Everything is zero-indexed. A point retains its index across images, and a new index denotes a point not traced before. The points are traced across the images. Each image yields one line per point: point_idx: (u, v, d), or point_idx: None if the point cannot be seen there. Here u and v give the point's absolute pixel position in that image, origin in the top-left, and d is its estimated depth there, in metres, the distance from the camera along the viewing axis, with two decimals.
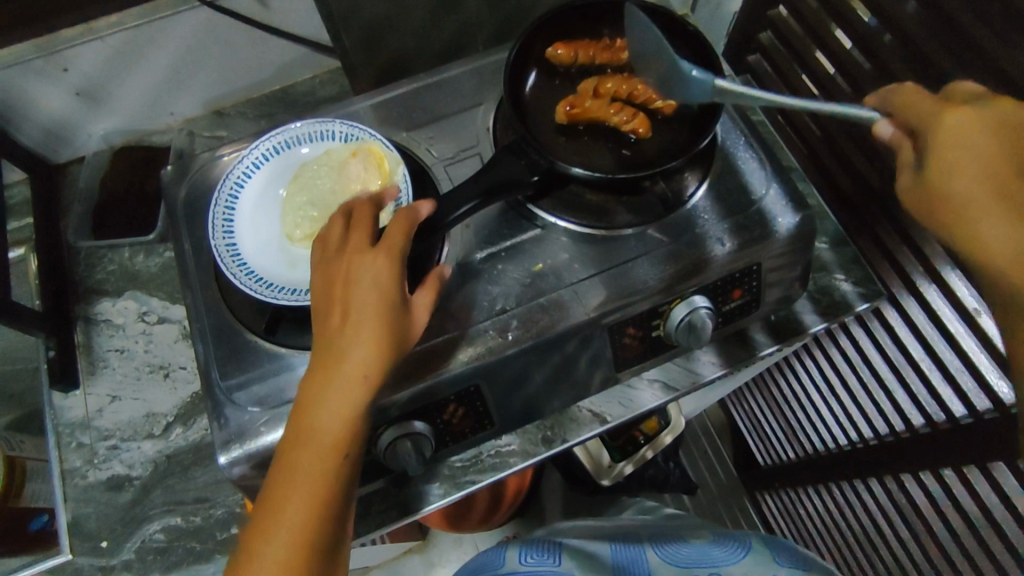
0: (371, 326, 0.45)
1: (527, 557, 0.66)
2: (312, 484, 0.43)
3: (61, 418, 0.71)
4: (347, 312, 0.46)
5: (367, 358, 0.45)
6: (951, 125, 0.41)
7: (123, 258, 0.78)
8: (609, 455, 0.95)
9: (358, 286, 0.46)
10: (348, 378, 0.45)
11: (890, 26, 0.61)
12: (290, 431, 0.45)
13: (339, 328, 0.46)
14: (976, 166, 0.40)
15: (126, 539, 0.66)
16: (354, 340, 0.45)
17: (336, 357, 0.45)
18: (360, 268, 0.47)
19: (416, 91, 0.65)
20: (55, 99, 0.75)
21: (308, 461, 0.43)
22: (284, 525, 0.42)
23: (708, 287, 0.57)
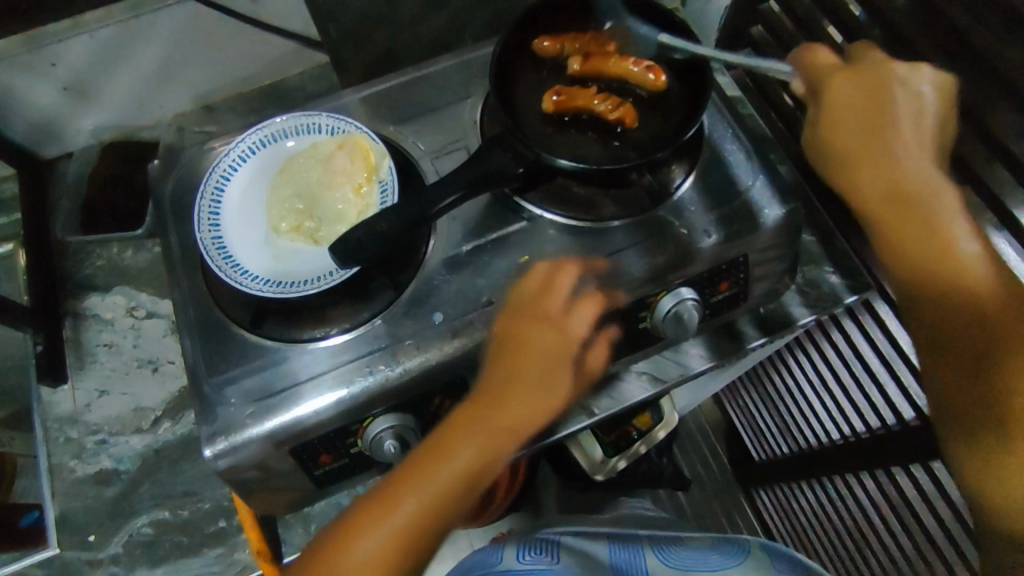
0: (538, 388, 0.53)
1: (524, 553, 0.67)
2: (422, 511, 0.49)
3: (50, 412, 0.71)
4: (524, 371, 0.53)
5: (524, 415, 0.52)
6: (836, 84, 0.51)
7: (112, 253, 0.78)
8: (602, 451, 0.89)
9: (566, 342, 0.54)
10: (497, 429, 0.51)
11: (878, 19, 0.61)
12: (425, 452, 0.51)
13: (543, 376, 0.53)
14: (856, 121, 0.50)
15: (114, 533, 0.66)
16: (531, 394, 0.52)
17: (508, 404, 0.52)
18: (533, 338, 0.53)
19: (403, 85, 0.65)
20: (44, 93, 0.75)
21: (432, 487, 0.49)
22: (393, 521, 0.49)
23: (695, 279, 0.58)
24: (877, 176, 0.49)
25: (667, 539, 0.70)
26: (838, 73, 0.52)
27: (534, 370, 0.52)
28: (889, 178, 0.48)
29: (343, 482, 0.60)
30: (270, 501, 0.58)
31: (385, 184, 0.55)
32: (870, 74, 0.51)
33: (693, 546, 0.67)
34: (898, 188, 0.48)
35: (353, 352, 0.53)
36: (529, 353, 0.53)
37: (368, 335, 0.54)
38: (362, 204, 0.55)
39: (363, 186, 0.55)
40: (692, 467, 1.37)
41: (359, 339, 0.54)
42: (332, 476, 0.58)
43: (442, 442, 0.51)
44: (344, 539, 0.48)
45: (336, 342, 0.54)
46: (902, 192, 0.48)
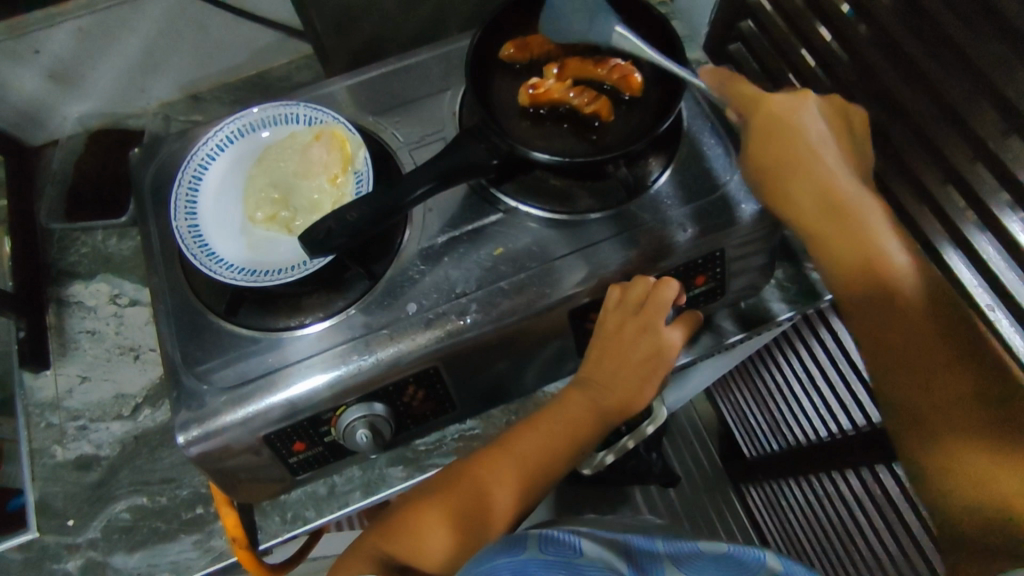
0: (629, 386, 0.58)
1: (546, 545, 0.54)
2: (520, 467, 0.56)
3: (31, 398, 0.72)
4: (627, 357, 0.58)
5: (617, 401, 0.58)
6: (769, 107, 0.54)
7: (96, 241, 0.79)
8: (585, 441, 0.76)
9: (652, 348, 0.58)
10: (592, 410, 0.58)
11: (864, 14, 0.60)
12: (534, 421, 0.58)
13: (630, 371, 0.58)
14: (782, 143, 0.53)
15: (92, 517, 0.67)
16: (615, 391, 0.58)
17: (584, 393, 0.58)
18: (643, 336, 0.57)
19: (383, 76, 0.65)
20: (29, 82, 0.76)
21: (535, 454, 0.56)
22: (497, 473, 0.56)
23: (670, 272, 0.58)
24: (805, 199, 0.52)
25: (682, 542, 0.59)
26: (766, 99, 0.54)
27: (614, 367, 0.58)
28: (815, 203, 0.52)
29: (318, 470, 0.60)
30: (245, 488, 0.58)
31: (360, 174, 0.55)
32: (782, 99, 0.54)
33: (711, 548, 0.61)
34: (826, 213, 0.51)
35: (328, 341, 0.54)
36: (619, 350, 0.58)
37: (343, 324, 0.54)
38: (337, 193, 0.55)
39: (339, 177, 0.56)
40: (682, 463, 1.37)
41: (334, 329, 0.54)
42: (308, 464, 0.59)
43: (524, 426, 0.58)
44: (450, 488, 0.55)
45: (312, 331, 0.54)
46: (825, 207, 0.51)
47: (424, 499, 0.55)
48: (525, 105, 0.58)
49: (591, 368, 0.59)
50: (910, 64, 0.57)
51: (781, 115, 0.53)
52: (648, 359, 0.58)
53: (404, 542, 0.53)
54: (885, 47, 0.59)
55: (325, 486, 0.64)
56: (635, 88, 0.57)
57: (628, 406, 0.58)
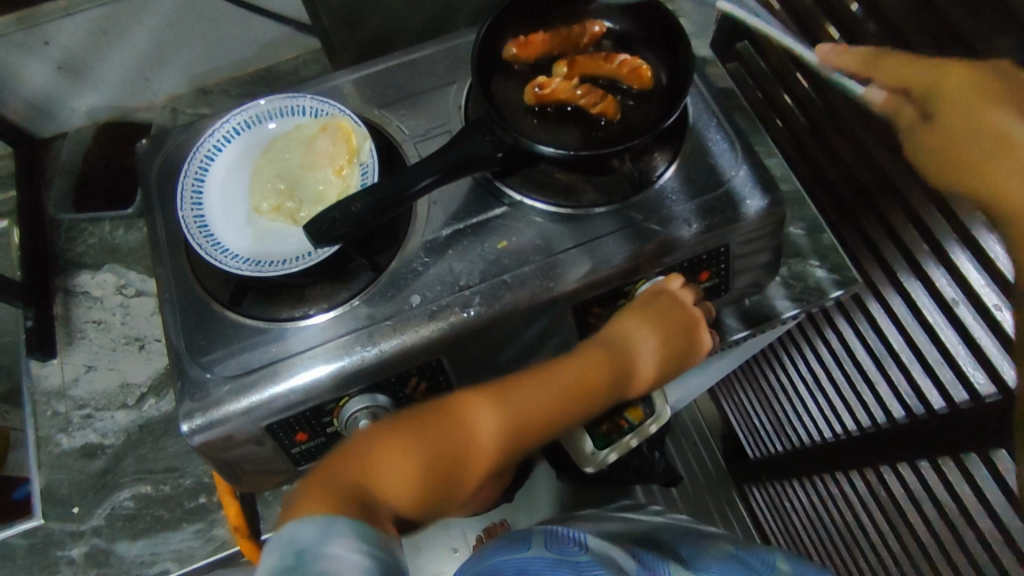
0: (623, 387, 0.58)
1: (552, 540, 0.51)
2: (540, 406, 0.53)
3: (37, 387, 0.72)
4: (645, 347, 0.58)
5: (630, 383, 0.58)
6: (952, 78, 0.45)
7: (104, 232, 0.80)
8: (591, 441, 0.79)
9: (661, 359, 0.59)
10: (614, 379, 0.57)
11: (873, 11, 0.60)
12: (566, 364, 0.56)
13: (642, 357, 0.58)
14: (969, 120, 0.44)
15: (97, 505, 0.67)
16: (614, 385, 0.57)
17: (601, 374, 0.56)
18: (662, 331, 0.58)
19: (390, 70, 0.66)
20: (39, 73, 0.76)
21: (560, 398, 0.54)
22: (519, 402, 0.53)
23: (674, 268, 0.58)
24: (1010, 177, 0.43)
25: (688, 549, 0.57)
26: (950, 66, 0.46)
27: (631, 355, 0.58)
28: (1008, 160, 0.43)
29: None
30: (246, 476, 0.58)
31: (366, 166, 0.55)
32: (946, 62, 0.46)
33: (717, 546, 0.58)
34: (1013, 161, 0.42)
35: (333, 331, 0.54)
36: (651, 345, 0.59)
37: (347, 316, 0.54)
38: (343, 185, 0.56)
39: (345, 169, 0.56)
40: (686, 463, 1.34)
41: (339, 320, 0.54)
42: (310, 455, 0.59)
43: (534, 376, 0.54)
44: (468, 410, 0.51)
45: (316, 321, 0.54)
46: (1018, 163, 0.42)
47: (397, 421, 0.49)
48: (531, 105, 0.58)
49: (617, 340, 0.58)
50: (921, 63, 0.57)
51: (977, 85, 0.44)
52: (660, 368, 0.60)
53: (378, 469, 0.45)
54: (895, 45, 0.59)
55: None
56: (642, 82, 0.57)
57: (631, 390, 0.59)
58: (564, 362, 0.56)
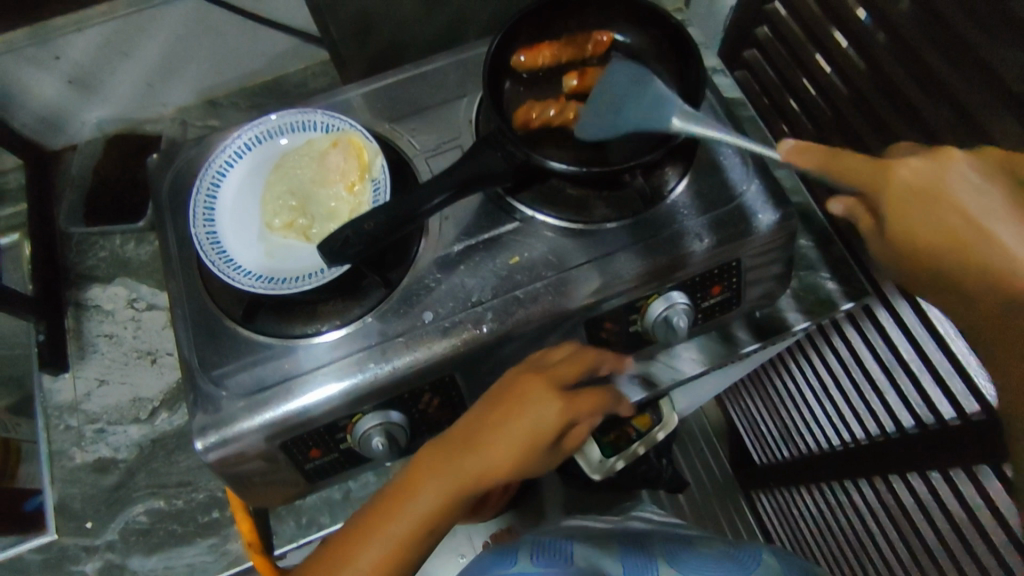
0: (509, 453, 0.51)
1: (539, 556, 0.59)
2: (425, 513, 0.50)
3: (50, 401, 0.73)
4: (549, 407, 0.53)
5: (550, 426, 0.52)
6: (894, 175, 0.41)
7: (115, 246, 0.80)
8: (600, 450, 0.84)
9: (544, 419, 0.52)
10: (507, 442, 0.51)
11: (883, 23, 0.60)
12: (430, 459, 0.52)
13: (540, 425, 0.52)
14: (928, 220, 0.41)
15: (110, 520, 0.67)
16: (503, 454, 0.51)
17: (465, 459, 0.51)
18: (545, 401, 0.52)
19: (400, 84, 0.66)
20: (49, 87, 0.77)
21: (445, 485, 0.50)
22: (406, 520, 0.49)
23: (686, 283, 0.58)
24: (979, 268, 0.40)
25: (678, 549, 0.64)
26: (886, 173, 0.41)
27: (491, 427, 0.52)
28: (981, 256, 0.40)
29: (333, 477, 0.61)
30: (260, 493, 0.58)
31: (378, 183, 0.55)
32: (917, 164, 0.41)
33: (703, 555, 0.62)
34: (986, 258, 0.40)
35: (346, 348, 0.54)
36: (515, 411, 0.52)
37: (360, 332, 0.54)
38: (355, 201, 0.56)
39: (357, 185, 0.56)
40: (693, 470, 1.34)
41: (351, 337, 0.54)
42: (323, 471, 0.59)
43: (399, 494, 0.51)
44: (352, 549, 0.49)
45: (329, 338, 0.54)
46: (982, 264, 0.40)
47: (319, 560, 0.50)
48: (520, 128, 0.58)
49: (507, 404, 0.52)
50: (930, 75, 0.56)
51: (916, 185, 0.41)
52: (557, 419, 0.52)
53: None
54: (905, 57, 0.59)
55: (340, 492, 0.66)
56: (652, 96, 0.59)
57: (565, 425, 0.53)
58: (421, 466, 0.52)
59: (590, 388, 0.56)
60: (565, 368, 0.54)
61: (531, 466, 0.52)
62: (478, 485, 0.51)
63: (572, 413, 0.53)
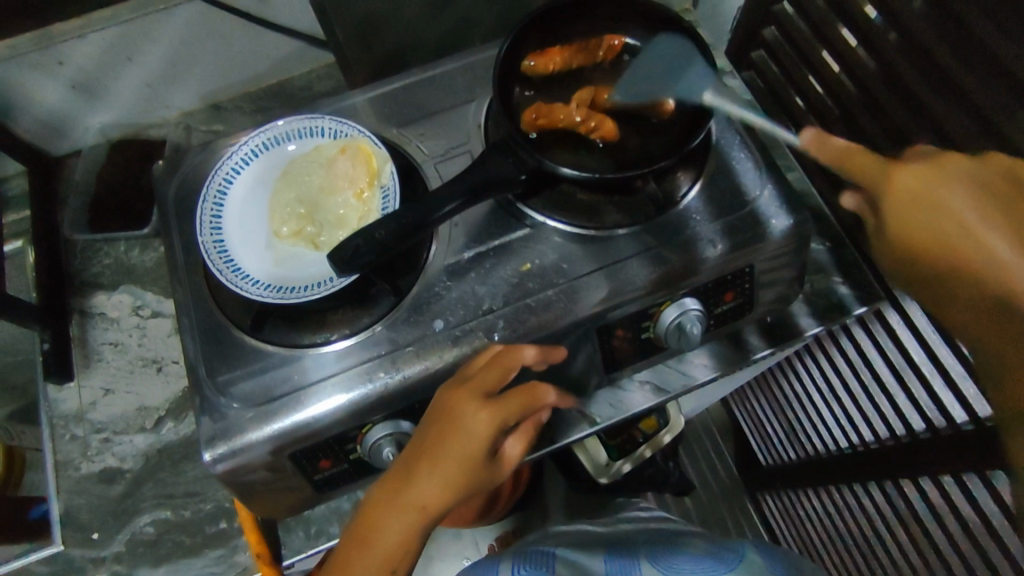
0: (456, 476, 0.50)
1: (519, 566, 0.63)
2: (390, 542, 0.49)
3: (55, 410, 0.73)
4: (476, 416, 0.50)
5: (484, 431, 0.50)
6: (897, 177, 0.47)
7: (119, 252, 0.80)
8: (606, 454, 0.97)
9: (476, 435, 0.49)
10: (442, 458, 0.50)
11: (895, 24, 0.59)
12: (384, 489, 0.51)
13: (474, 436, 0.50)
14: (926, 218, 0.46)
15: (117, 530, 0.67)
16: (448, 481, 0.50)
17: (412, 498, 0.50)
18: (470, 412, 0.50)
19: (407, 88, 0.65)
20: (52, 92, 0.76)
21: (401, 510, 0.50)
22: (373, 552, 0.49)
23: (699, 289, 0.57)
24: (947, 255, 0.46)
25: (668, 553, 0.67)
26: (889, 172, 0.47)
27: (429, 461, 0.50)
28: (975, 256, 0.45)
29: (342, 488, 0.60)
30: (268, 505, 0.58)
31: (387, 190, 0.55)
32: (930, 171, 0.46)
33: (689, 554, 0.64)
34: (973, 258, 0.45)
35: (354, 357, 0.53)
36: (447, 442, 0.49)
37: (369, 341, 0.53)
38: (363, 209, 0.55)
39: (365, 192, 0.55)
40: (698, 472, 1.35)
41: (359, 346, 0.53)
42: (331, 482, 0.58)
43: (355, 541, 0.51)
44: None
45: (337, 348, 0.53)
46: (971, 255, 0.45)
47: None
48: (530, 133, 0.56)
49: (432, 421, 0.51)
50: (944, 76, 0.55)
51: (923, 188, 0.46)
52: (490, 434, 0.50)
53: None
54: (919, 59, 0.58)
55: (348, 501, 0.65)
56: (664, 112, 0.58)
57: (499, 425, 0.51)
58: (369, 511, 0.51)
59: (514, 389, 0.52)
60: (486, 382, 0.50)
61: (482, 481, 0.51)
62: (433, 514, 0.50)
63: (503, 418, 0.51)
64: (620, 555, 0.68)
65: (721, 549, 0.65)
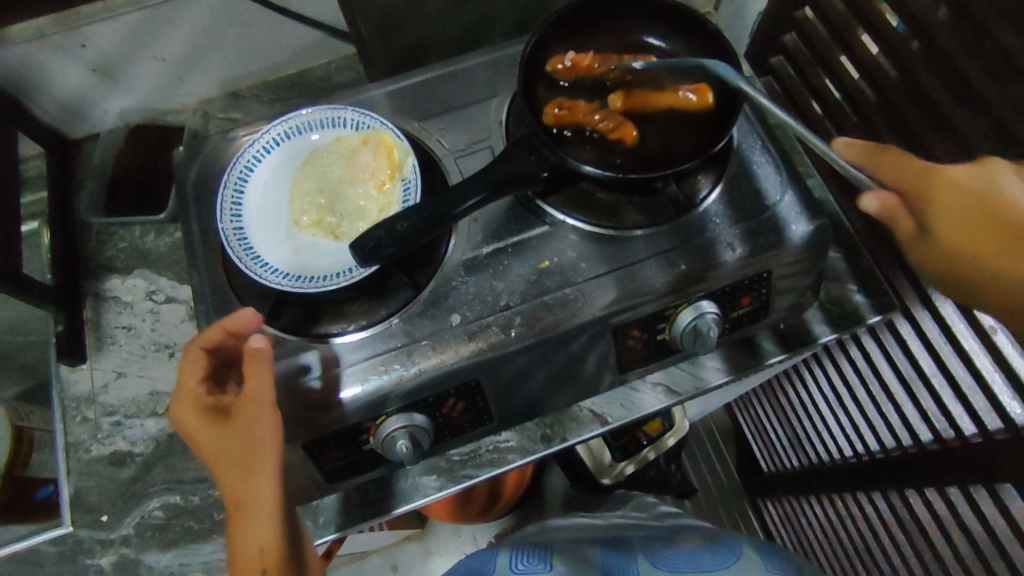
0: (236, 453, 0.46)
1: (517, 563, 0.62)
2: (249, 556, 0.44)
3: (67, 392, 0.73)
4: (188, 414, 0.49)
5: (196, 415, 0.48)
6: (943, 182, 0.38)
7: (134, 236, 0.80)
8: (611, 454, 0.99)
9: (191, 425, 0.48)
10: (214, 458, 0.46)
11: (919, 32, 0.59)
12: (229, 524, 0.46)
13: (206, 425, 0.48)
14: (986, 234, 0.37)
15: (126, 514, 0.68)
16: (231, 468, 0.46)
17: (240, 513, 0.45)
18: (184, 416, 0.49)
19: (429, 82, 0.65)
20: (73, 75, 0.76)
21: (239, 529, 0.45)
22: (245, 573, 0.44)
23: (716, 292, 0.57)
24: None
25: (666, 550, 0.67)
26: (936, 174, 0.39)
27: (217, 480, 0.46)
28: None
29: (353, 478, 0.60)
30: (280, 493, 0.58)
31: (408, 182, 0.55)
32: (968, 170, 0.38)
33: (688, 553, 0.64)
34: None
35: (369, 349, 0.53)
36: (206, 450, 0.48)
37: (385, 333, 0.54)
38: (384, 200, 0.55)
39: (387, 184, 0.55)
40: (698, 474, 1.36)
41: (375, 337, 0.53)
42: (342, 472, 0.58)
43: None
44: None
45: (351, 340, 0.53)
46: None
47: None
48: (550, 126, 0.57)
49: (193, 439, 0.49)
50: (968, 87, 0.55)
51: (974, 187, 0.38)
52: (201, 412, 0.48)
53: None
54: (942, 68, 0.58)
55: (357, 492, 0.65)
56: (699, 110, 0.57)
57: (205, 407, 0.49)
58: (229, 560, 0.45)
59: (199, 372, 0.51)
60: (191, 379, 0.50)
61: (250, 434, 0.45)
62: (249, 505, 0.45)
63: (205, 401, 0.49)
64: (616, 549, 0.68)
65: (719, 546, 0.65)
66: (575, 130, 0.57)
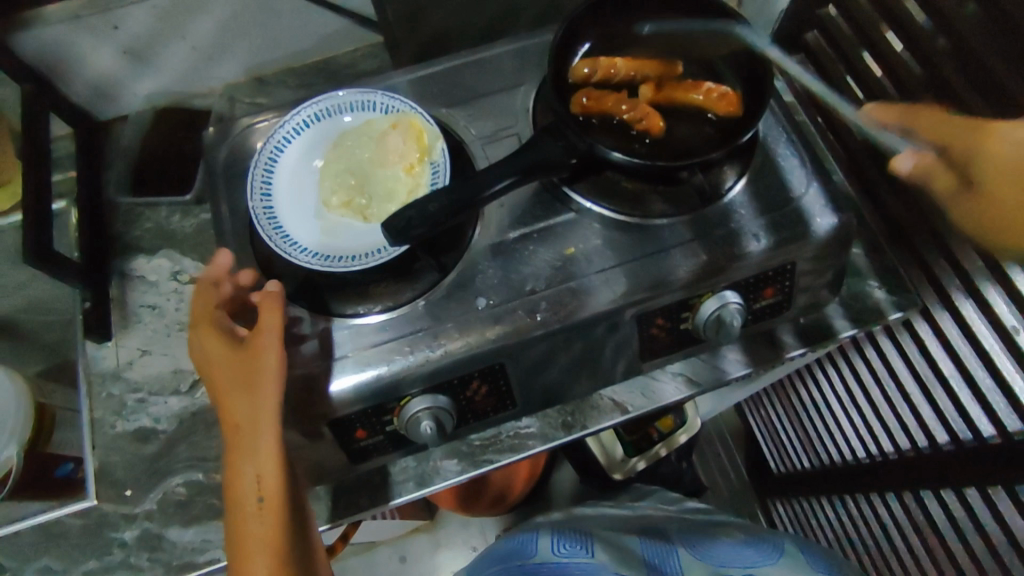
0: (240, 368, 0.49)
1: (559, 547, 0.63)
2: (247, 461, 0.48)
3: (93, 367, 0.74)
4: (202, 330, 0.53)
5: (208, 332, 0.52)
6: (997, 138, 0.43)
7: (159, 217, 0.80)
8: (623, 450, 0.99)
9: (205, 341, 0.52)
10: (222, 372, 0.50)
11: (947, 29, 0.59)
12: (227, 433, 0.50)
13: (215, 342, 0.52)
14: None
15: (149, 490, 0.68)
16: (235, 383, 0.49)
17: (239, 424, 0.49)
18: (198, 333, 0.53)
19: (456, 69, 0.65)
20: (105, 56, 0.77)
21: (239, 435, 0.48)
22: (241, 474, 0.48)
23: (741, 283, 0.57)
24: None
25: (702, 543, 0.67)
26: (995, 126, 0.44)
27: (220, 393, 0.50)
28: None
29: (375, 458, 0.61)
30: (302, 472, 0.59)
31: (436, 166, 0.55)
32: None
33: (727, 544, 0.66)
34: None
35: (394, 331, 0.53)
36: (212, 365, 0.51)
37: (410, 316, 0.54)
38: (413, 183, 0.55)
39: (415, 166, 0.56)
40: (709, 473, 1.36)
41: (399, 320, 0.54)
42: (364, 453, 0.59)
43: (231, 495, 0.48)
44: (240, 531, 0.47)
45: (373, 321, 0.54)
46: None
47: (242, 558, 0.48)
48: (577, 115, 0.58)
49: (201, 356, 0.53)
50: (996, 84, 0.55)
51: None
52: (213, 331, 0.52)
53: None
54: (969, 65, 0.57)
55: (378, 475, 0.65)
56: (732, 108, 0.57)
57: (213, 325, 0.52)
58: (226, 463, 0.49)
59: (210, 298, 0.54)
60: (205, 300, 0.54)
61: (252, 363, 0.49)
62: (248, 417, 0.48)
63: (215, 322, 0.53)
64: (652, 537, 0.69)
65: (758, 541, 0.65)
66: (603, 119, 0.58)
